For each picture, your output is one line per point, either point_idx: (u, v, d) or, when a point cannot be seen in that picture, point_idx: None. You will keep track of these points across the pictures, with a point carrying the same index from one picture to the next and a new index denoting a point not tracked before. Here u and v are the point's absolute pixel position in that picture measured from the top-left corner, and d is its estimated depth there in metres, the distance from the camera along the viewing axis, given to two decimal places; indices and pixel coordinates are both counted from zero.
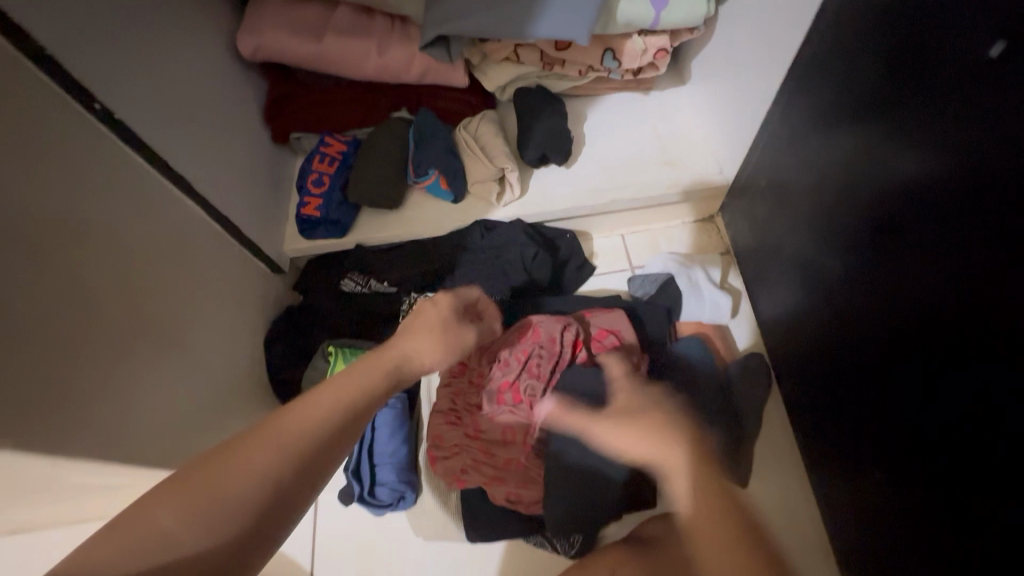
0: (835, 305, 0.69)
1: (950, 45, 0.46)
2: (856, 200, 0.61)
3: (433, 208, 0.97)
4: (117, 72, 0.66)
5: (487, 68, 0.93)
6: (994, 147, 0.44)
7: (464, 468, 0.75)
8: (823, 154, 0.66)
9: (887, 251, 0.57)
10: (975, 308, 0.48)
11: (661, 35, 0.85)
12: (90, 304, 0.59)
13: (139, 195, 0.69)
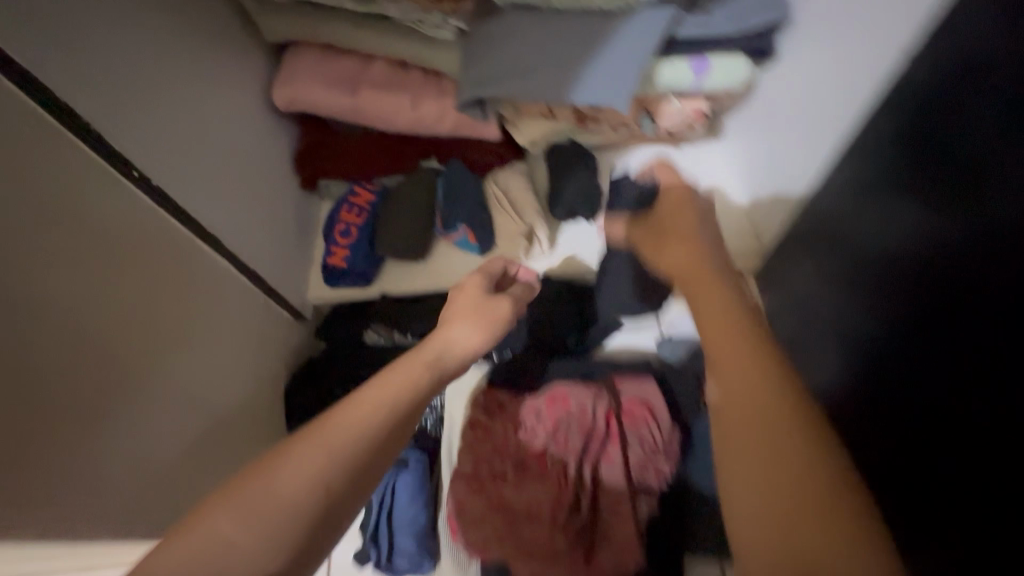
0: (848, 386, 0.67)
1: (968, 135, 0.45)
2: (870, 284, 0.60)
3: (460, 260, 0.95)
4: (159, 134, 0.66)
5: (518, 120, 0.91)
6: (989, 238, 0.43)
7: (487, 542, 0.72)
8: (844, 232, 0.65)
9: (895, 336, 0.56)
10: (963, 413, 0.47)
11: (700, 98, 0.84)
12: (113, 376, 0.58)
13: (170, 255, 0.67)
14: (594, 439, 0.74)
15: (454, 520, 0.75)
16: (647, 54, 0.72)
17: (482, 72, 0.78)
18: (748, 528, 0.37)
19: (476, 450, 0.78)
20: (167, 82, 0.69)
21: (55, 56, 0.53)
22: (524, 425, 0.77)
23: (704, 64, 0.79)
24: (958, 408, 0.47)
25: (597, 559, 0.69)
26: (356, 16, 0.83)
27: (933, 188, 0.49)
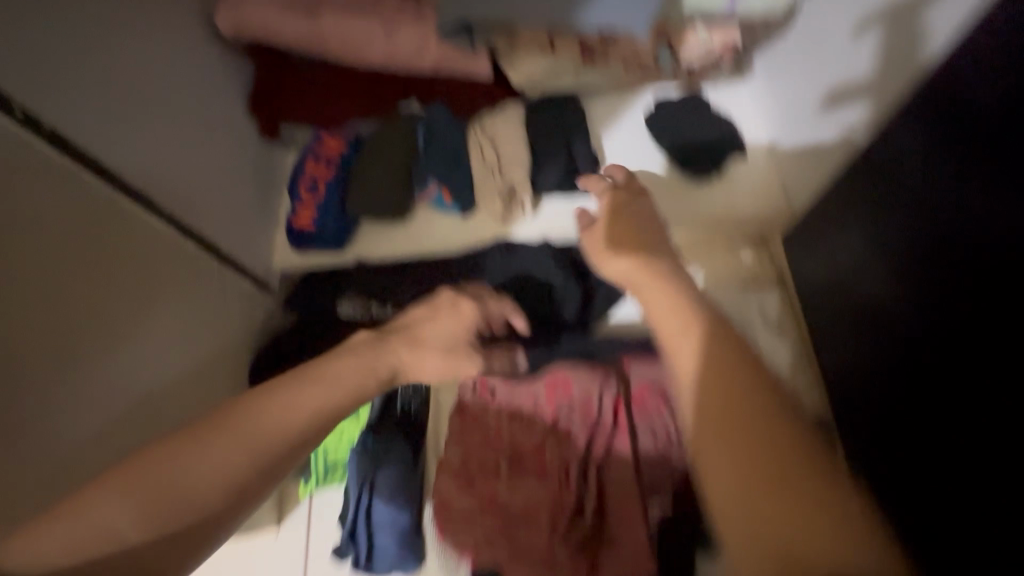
0: (874, 372, 0.60)
1: (944, 70, 0.40)
2: (895, 265, 0.51)
3: (442, 225, 0.84)
4: (51, 60, 0.52)
5: (516, 59, 0.77)
6: (984, 146, 0.38)
7: (477, 545, 0.64)
8: (871, 210, 0.53)
9: (925, 314, 0.48)
10: (976, 214, 0.39)
11: (733, 24, 0.71)
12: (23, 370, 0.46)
13: (92, 216, 0.54)
14: (599, 430, 0.64)
15: (441, 518, 0.67)
16: None
17: None
18: (721, 489, 0.32)
19: (465, 444, 0.68)
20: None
21: None
22: (520, 415, 0.67)
23: None
24: (958, 393, 0.45)
25: (602, 565, 0.61)
26: None
27: (919, 190, 0.45)
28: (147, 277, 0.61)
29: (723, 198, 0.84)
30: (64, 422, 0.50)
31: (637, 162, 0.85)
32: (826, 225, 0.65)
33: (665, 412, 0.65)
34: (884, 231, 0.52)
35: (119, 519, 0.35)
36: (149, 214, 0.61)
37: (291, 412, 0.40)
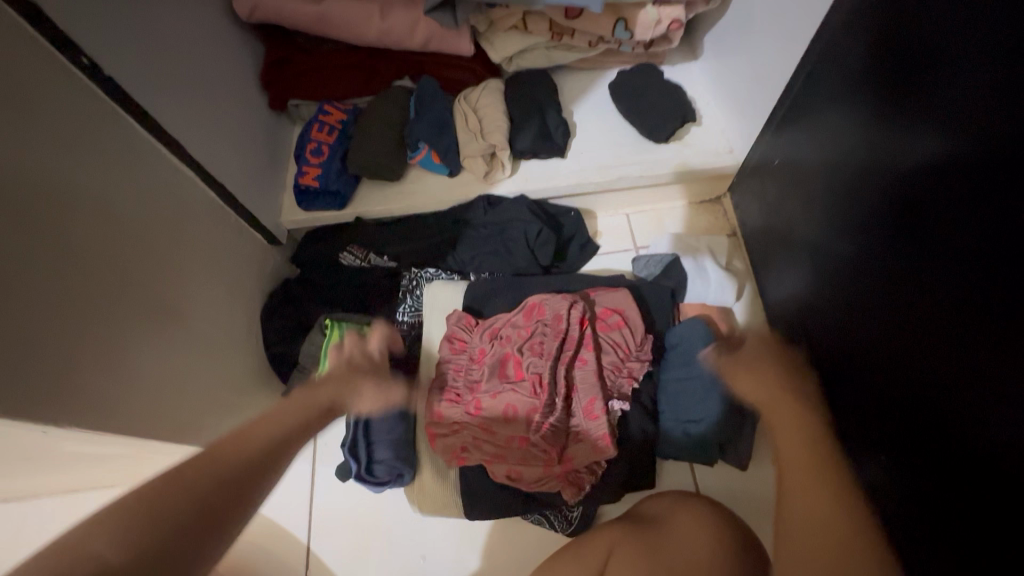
0: (846, 294, 0.67)
1: (966, 52, 0.46)
2: (879, 194, 0.59)
3: (431, 183, 0.94)
4: (109, 25, 0.62)
5: (492, 36, 0.89)
6: (1001, 123, 0.44)
7: (464, 446, 0.75)
8: (857, 141, 0.61)
9: (905, 248, 0.56)
10: (983, 185, 0.46)
11: (677, 5, 0.82)
12: (83, 269, 0.57)
13: (136, 157, 0.66)
14: (568, 343, 0.75)
15: (433, 426, 0.77)
16: None
17: None
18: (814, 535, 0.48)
19: (452, 362, 0.80)
20: None
21: None
22: (499, 334, 0.78)
23: None
24: (934, 327, 0.53)
25: (570, 456, 0.71)
26: None
27: (918, 157, 0.52)
28: (178, 213, 0.73)
29: (676, 157, 0.94)
30: (118, 321, 0.61)
31: (604, 128, 0.97)
32: (805, 159, 0.73)
33: (624, 328, 0.76)
34: (869, 181, 0.60)
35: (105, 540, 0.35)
36: (178, 156, 0.73)
37: (246, 434, 0.48)
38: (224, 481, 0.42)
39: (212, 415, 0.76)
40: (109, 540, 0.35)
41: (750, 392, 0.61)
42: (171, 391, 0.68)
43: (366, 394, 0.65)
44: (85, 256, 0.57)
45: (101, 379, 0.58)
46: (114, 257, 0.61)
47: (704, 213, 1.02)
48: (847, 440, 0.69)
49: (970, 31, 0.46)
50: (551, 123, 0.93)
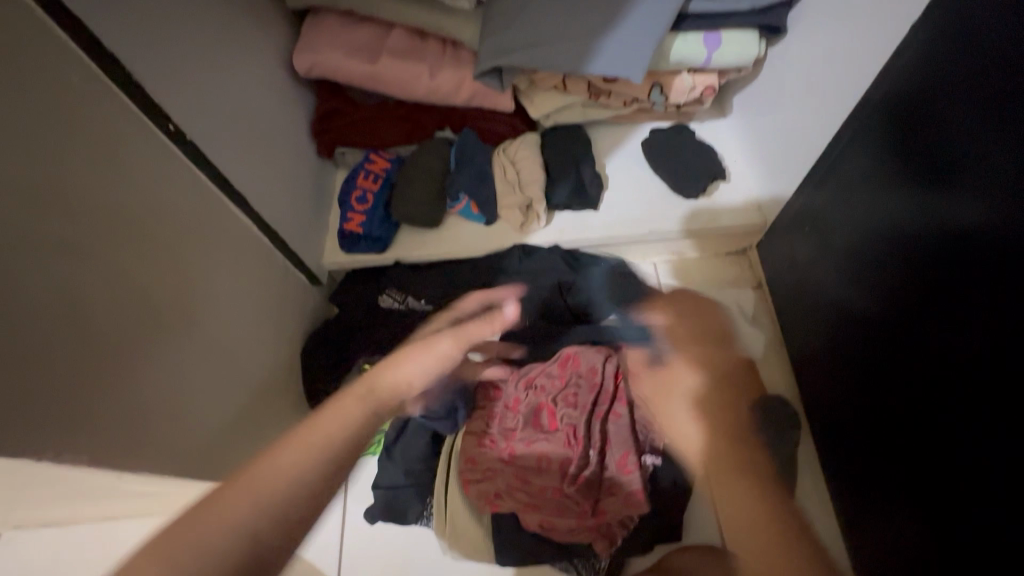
0: (879, 354, 0.70)
1: (979, 134, 0.52)
2: (865, 265, 0.71)
3: (467, 231, 0.98)
4: (194, 87, 0.66)
5: (533, 94, 0.94)
6: (973, 211, 0.54)
7: (498, 493, 0.76)
8: (887, 211, 0.66)
9: (923, 318, 0.62)
10: (962, 259, 0.56)
11: (711, 73, 0.86)
12: (157, 318, 0.59)
13: (205, 211, 0.69)
14: (603, 396, 0.78)
15: (468, 473, 0.79)
16: (664, 27, 0.74)
17: (499, 41, 0.80)
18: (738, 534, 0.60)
19: (487, 409, 0.82)
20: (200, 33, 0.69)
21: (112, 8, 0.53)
22: (534, 383, 0.81)
23: (716, 37, 0.80)
24: (987, 391, 0.55)
25: (603, 508, 0.73)
26: None
27: (953, 223, 0.56)
28: (238, 260, 0.76)
29: (705, 213, 0.98)
30: (189, 368, 0.64)
31: (635, 182, 1.00)
32: (836, 218, 0.76)
33: None
34: (899, 224, 0.64)
35: (189, 559, 0.38)
36: (238, 208, 0.76)
37: (291, 456, 0.45)
38: (289, 493, 0.44)
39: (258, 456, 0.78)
40: (217, 543, 0.40)
41: (698, 434, 0.67)
42: (227, 435, 0.71)
43: (423, 353, 0.60)
44: (168, 308, 0.61)
45: (173, 426, 0.61)
46: (189, 307, 0.65)
47: (730, 264, 1.04)
48: (886, 493, 0.71)
49: (989, 90, 0.51)
50: (586, 178, 0.97)
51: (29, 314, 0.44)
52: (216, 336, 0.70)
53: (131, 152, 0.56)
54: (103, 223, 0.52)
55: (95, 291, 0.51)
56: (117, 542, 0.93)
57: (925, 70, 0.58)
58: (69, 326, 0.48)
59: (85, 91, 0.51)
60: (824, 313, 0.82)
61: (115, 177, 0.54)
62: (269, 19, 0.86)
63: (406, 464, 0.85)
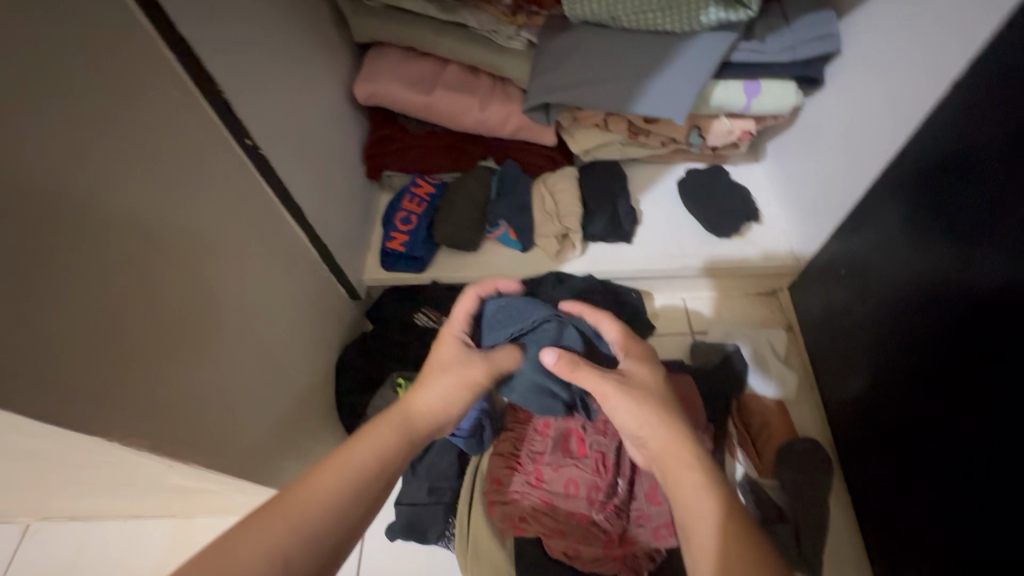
0: (910, 400, 0.71)
1: (1005, 194, 0.56)
2: (894, 311, 0.73)
3: (504, 257, 1.01)
4: (270, 108, 0.72)
5: (575, 130, 0.99)
6: (1000, 266, 0.56)
7: (523, 516, 0.76)
8: (917, 260, 0.68)
9: (954, 365, 0.63)
10: (991, 310, 0.58)
11: (748, 119, 0.90)
12: (217, 317, 0.62)
13: (266, 221, 0.73)
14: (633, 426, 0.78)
15: (493, 495, 0.79)
16: (707, 73, 0.79)
17: (548, 79, 0.85)
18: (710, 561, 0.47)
19: (515, 432, 0.83)
20: (279, 60, 0.75)
21: (213, 34, 0.59)
22: None
23: (756, 86, 0.84)
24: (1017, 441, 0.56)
25: (631, 538, 0.73)
26: (437, 21, 0.90)
27: (981, 276, 0.59)
28: (291, 271, 0.80)
29: (738, 252, 1.00)
30: (240, 369, 0.67)
31: (669, 219, 1.03)
32: (866, 261, 0.78)
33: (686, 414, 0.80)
34: (927, 274, 0.66)
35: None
36: (294, 221, 0.80)
37: (325, 484, 0.50)
38: (328, 516, 0.48)
39: (290, 462, 0.80)
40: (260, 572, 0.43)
41: (651, 426, 0.58)
42: (267, 437, 0.73)
43: (442, 378, 0.61)
44: (229, 311, 0.65)
45: (223, 424, 0.63)
46: (246, 310, 0.68)
47: (759, 304, 1.05)
48: (922, 546, 0.70)
49: (1010, 155, 0.55)
50: (621, 211, 1.00)
51: (110, 302, 0.48)
52: (266, 341, 0.73)
53: (207, 161, 0.60)
54: (182, 225, 0.56)
55: (166, 286, 0.54)
56: (143, 542, 0.95)
57: (953, 131, 0.62)
58: (139, 317, 0.51)
59: (179, 104, 0.55)
60: (856, 356, 0.82)
61: (193, 183, 0.58)
62: (336, 51, 0.93)
63: (429, 482, 0.85)
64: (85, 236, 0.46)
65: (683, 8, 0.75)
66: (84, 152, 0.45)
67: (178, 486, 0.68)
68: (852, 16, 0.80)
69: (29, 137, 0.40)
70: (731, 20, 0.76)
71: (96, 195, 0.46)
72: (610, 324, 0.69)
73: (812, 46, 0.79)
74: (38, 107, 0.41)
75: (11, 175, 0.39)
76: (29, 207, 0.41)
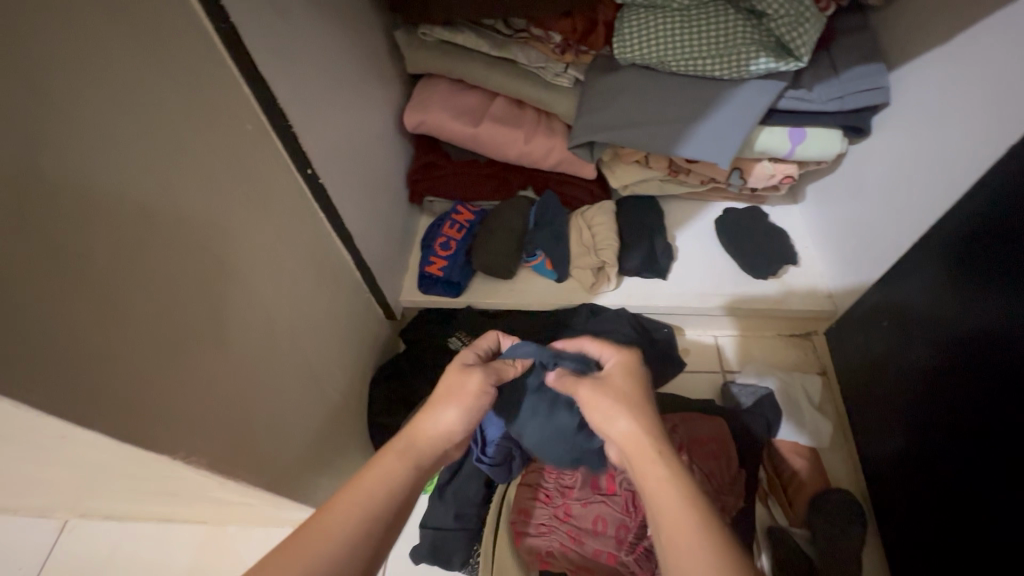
0: (953, 460, 0.69)
1: None
2: (938, 367, 0.72)
3: (538, 286, 1.02)
4: (330, 139, 0.75)
5: (615, 165, 1.01)
6: None
7: (551, 551, 0.76)
8: (966, 320, 0.67)
9: (1003, 431, 0.62)
10: None
11: (791, 163, 0.90)
12: (271, 339, 0.65)
13: (319, 245, 0.76)
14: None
15: (520, 526, 0.80)
16: (754, 120, 0.80)
17: (596, 119, 0.87)
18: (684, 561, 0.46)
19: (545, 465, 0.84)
20: (341, 92, 0.78)
21: (287, 72, 0.62)
22: None
23: (801, 134, 0.85)
24: None
25: None
26: (488, 56, 0.93)
27: None
28: (337, 293, 0.82)
29: (774, 294, 0.99)
30: (286, 390, 0.69)
31: (705, 257, 1.04)
32: (909, 314, 0.77)
33: (719, 459, 0.80)
34: (979, 337, 0.65)
35: None
36: (342, 245, 0.83)
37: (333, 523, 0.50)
38: (337, 556, 0.48)
39: (323, 480, 0.82)
40: None
41: (621, 423, 0.56)
42: (305, 455, 0.75)
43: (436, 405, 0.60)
44: (281, 332, 0.67)
45: (267, 444, 0.65)
46: (296, 333, 0.71)
47: (792, 346, 1.04)
48: None
49: None
50: (658, 247, 1.01)
51: (183, 326, 0.51)
52: (311, 363, 0.75)
53: (272, 191, 0.63)
54: (246, 253, 0.59)
55: (230, 312, 0.57)
56: (173, 547, 0.97)
57: (1011, 196, 0.61)
58: (204, 341, 0.54)
59: (252, 138, 0.58)
60: (894, 410, 0.81)
61: (259, 214, 0.61)
62: (389, 81, 0.96)
63: (456, 508, 0.86)
64: (165, 265, 0.48)
65: (733, 57, 0.77)
66: (170, 186, 0.48)
67: (218, 499, 0.70)
68: (902, 69, 0.81)
69: (123, 174, 0.43)
70: (780, 69, 0.76)
71: (176, 227, 0.49)
72: (607, 350, 0.65)
73: (860, 97, 0.80)
74: (136, 147, 0.44)
75: (106, 210, 0.42)
76: (119, 239, 0.43)
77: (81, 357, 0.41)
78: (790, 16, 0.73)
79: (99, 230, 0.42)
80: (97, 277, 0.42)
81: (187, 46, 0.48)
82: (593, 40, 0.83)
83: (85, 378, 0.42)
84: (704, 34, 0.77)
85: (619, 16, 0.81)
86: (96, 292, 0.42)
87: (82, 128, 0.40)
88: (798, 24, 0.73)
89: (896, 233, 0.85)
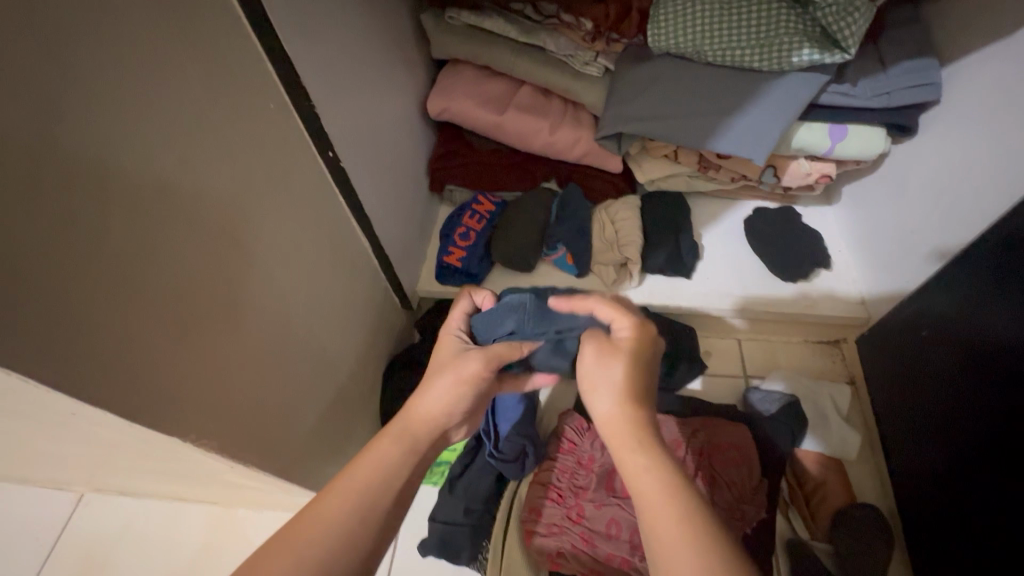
0: (989, 478, 0.66)
1: None
2: (977, 382, 0.68)
3: (558, 281, 1.00)
4: (353, 121, 0.73)
5: (642, 159, 0.97)
6: None
7: (561, 551, 0.74)
8: (1010, 333, 0.63)
9: None
10: None
11: (829, 162, 0.86)
12: (289, 324, 0.64)
13: (339, 233, 0.74)
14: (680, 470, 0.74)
15: (530, 524, 0.78)
16: (793, 115, 0.76)
17: (626, 110, 0.84)
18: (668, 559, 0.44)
19: (558, 463, 0.82)
20: (365, 75, 0.76)
21: (311, 52, 0.61)
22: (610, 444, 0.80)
23: (843, 132, 0.81)
24: None
25: None
26: (516, 42, 0.90)
27: None
28: (354, 280, 0.81)
29: (803, 298, 0.96)
30: (300, 376, 0.68)
31: (732, 257, 1.00)
32: (947, 325, 0.73)
33: (740, 466, 0.77)
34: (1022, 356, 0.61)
35: None
36: (362, 233, 0.81)
37: (326, 508, 0.49)
38: (335, 537, 0.47)
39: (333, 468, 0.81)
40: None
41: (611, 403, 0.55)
42: (316, 441, 0.74)
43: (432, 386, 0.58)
44: (297, 317, 0.66)
45: (277, 429, 0.64)
46: (312, 318, 0.70)
47: (819, 352, 1.01)
48: None
49: None
50: (683, 245, 0.98)
51: (198, 306, 0.50)
52: (324, 349, 0.74)
53: (292, 173, 0.62)
54: (265, 237, 0.58)
55: (248, 293, 0.56)
56: (183, 526, 0.98)
57: None
58: (219, 323, 0.53)
59: (274, 118, 0.57)
60: (927, 424, 0.77)
61: (278, 196, 0.60)
62: (414, 65, 0.95)
63: (466, 502, 0.84)
64: (184, 245, 0.47)
65: (775, 48, 0.73)
66: (191, 165, 0.47)
67: (228, 483, 0.70)
68: (954, 66, 0.76)
69: (144, 150, 0.42)
70: (824, 61, 0.72)
71: (197, 206, 0.48)
72: (620, 318, 0.59)
73: (909, 93, 0.75)
74: (155, 119, 0.43)
75: (125, 186, 0.41)
76: (138, 216, 0.43)
77: (97, 335, 0.41)
78: (839, 5, 0.69)
79: (118, 206, 0.41)
80: (116, 255, 0.41)
81: (212, 21, 0.46)
82: (625, 27, 0.80)
83: (101, 357, 0.41)
84: (745, 23, 0.74)
85: (654, 3, 0.78)
86: (114, 270, 0.41)
87: (103, 100, 0.38)
88: (846, 14, 0.69)
89: (936, 238, 0.80)
